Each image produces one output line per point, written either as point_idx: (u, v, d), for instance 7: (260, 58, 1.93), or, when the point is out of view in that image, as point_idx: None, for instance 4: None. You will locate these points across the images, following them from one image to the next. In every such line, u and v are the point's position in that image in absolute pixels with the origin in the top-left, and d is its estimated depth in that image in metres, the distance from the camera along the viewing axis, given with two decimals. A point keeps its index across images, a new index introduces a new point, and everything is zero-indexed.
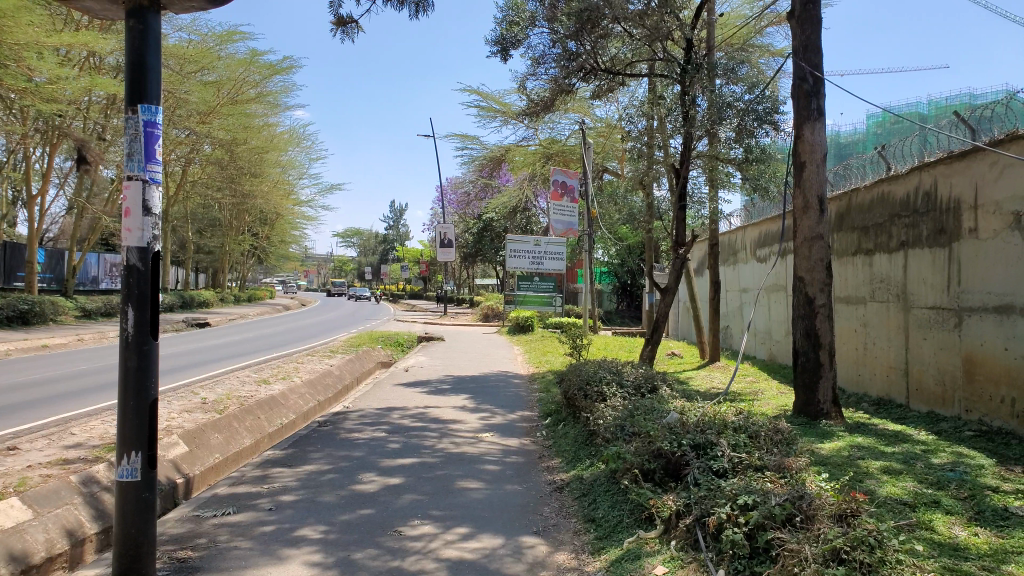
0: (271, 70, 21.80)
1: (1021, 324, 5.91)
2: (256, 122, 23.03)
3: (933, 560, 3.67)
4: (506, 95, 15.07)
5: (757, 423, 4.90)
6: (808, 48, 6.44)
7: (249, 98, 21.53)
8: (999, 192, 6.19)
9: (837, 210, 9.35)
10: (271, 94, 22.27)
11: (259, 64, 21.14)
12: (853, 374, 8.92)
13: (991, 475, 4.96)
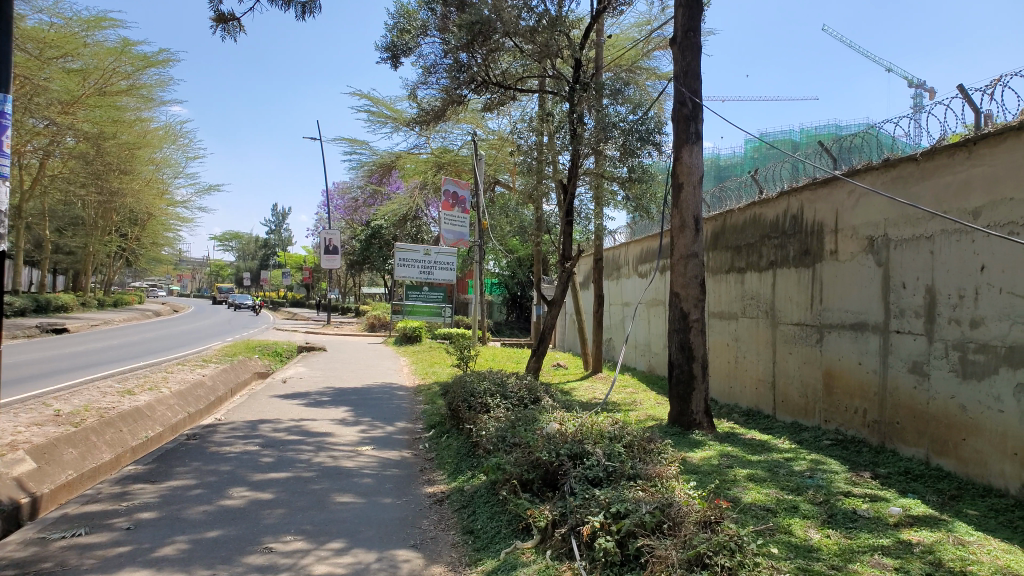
0: (145, 62, 20.92)
1: (873, 341, 6.38)
2: (125, 114, 21.97)
3: (789, 562, 3.90)
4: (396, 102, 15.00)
5: (631, 433, 5.05)
6: (687, 74, 6.71)
7: (119, 90, 20.43)
8: (856, 218, 6.67)
9: (713, 230, 9.82)
10: (144, 87, 21.27)
11: (130, 54, 20.43)
12: (724, 387, 9.35)
13: (843, 481, 5.31)
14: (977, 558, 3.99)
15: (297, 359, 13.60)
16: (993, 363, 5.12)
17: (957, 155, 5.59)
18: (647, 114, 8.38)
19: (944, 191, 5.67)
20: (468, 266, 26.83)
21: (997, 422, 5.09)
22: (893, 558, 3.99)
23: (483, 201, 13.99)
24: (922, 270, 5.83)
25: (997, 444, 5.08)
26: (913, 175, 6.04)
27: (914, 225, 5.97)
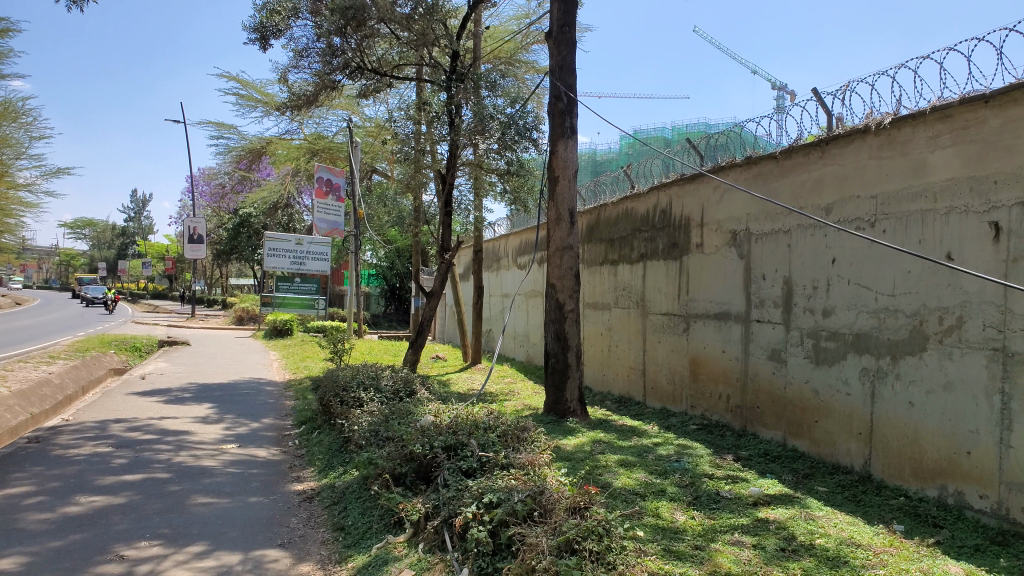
0: None
1: (736, 330, 6.72)
2: None
3: (655, 543, 4.05)
4: (267, 86, 14.44)
5: (506, 422, 5.11)
6: (563, 68, 6.80)
7: None
8: (720, 213, 7.00)
9: (588, 223, 10.06)
10: None
11: None
12: (598, 375, 9.61)
13: (708, 464, 5.56)
14: (825, 531, 4.29)
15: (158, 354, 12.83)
16: (841, 350, 5.52)
17: (811, 154, 5.99)
18: (524, 107, 8.52)
19: (799, 188, 6.06)
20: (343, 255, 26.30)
21: (845, 404, 5.48)
22: (751, 535, 4.23)
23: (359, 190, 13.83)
24: (780, 263, 6.19)
25: (845, 425, 5.48)
26: (772, 173, 6.41)
27: (772, 219, 6.32)
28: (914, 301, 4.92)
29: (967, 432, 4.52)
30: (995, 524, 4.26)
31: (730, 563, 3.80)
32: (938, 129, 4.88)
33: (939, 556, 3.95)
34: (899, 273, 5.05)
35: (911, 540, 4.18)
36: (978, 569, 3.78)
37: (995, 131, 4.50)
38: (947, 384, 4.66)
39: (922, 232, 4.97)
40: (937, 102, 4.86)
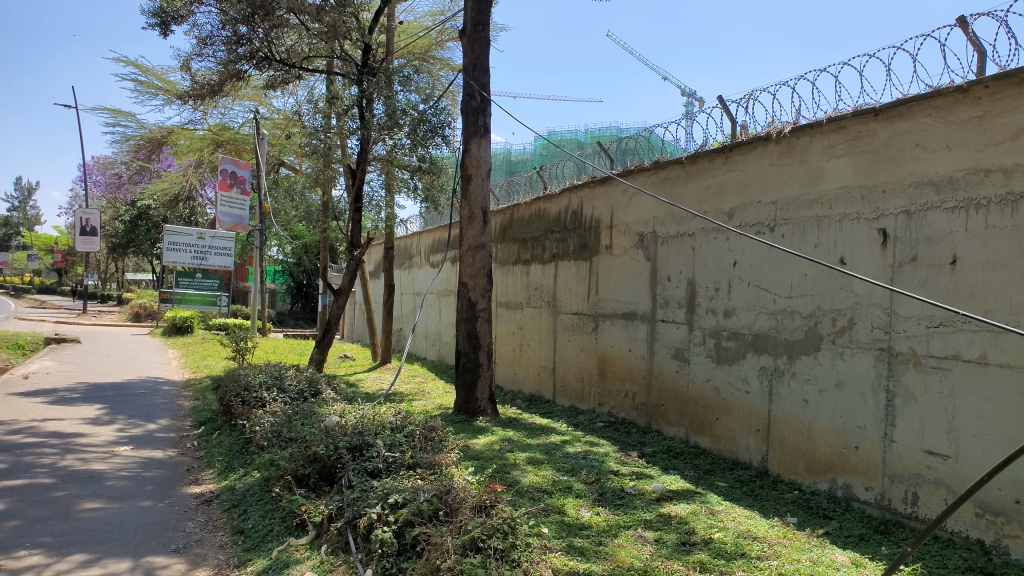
0: None
1: (642, 329, 6.89)
2: None
3: (559, 540, 4.11)
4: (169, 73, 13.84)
5: (413, 422, 5.10)
6: (477, 67, 6.80)
7: None
8: (629, 215, 7.15)
9: (501, 222, 10.11)
10: None
11: None
12: (509, 374, 9.67)
13: (613, 460, 5.68)
14: (724, 524, 4.45)
15: (45, 353, 12.10)
16: (741, 349, 5.73)
17: (715, 160, 6.19)
18: (437, 104, 8.64)
19: (704, 193, 6.26)
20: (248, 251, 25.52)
21: (744, 402, 5.70)
22: (653, 531, 4.34)
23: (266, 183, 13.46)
24: (684, 265, 6.37)
25: (744, 422, 5.69)
26: (679, 177, 6.60)
27: (678, 222, 6.50)
28: (810, 303, 5.16)
29: (856, 428, 4.78)
30: (879, 514, 4.52)
31: (631, 558, 3.89)
32: (833, 139, 5.13)
33: (828, 546, 4.16)
34: (796, 276, 5.28)
35: (802, 531, 4.38)
36: (863, 557, 4.00)
37: (884, 143, 4.78)
38: (838, 382, 4.91)
39: (817, 237, 5.22)
40: (833, 114, 5.11)
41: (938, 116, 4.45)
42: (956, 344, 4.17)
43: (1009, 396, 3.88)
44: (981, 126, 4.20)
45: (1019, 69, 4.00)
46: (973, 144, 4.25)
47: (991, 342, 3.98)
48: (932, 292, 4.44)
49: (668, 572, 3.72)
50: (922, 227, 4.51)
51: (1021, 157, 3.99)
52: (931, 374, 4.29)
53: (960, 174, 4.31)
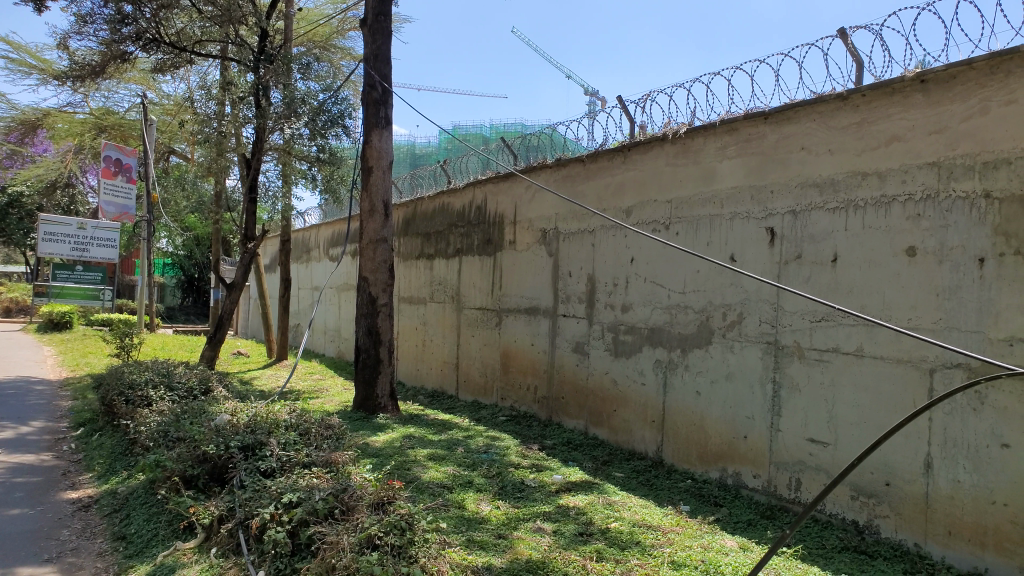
0: None
1: (543, 324, 6.98)
2: None
3: (459, 535, 4.10)
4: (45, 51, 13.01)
5: (309, 420, 5.03)
6: (378, 57, 6.68)
7: None
8: (532, 212, 7.23)
9: (403, 216, 10.01)
10: None
11: None
12: (411, 369, 9.60)
13: (514, 454, 5.74)
14: (620, 514, 4.56)
15: None
16: (638, 343, 5.89)
17: (615, 159, 6.33)
18: (338, 94, 8.47)
19: (604, 191, 6.40)
20: (132, 243, 24.23)
21: (640, 394, 5.86)
22: (552, 522, 4.40)
23: (152, 172, 12.85)
24: (585, 261, 6.49)
25: (641, 413, 5.85)
26: (580, 175, 6.72)
27: (579, 219, 6.61)
28: (702, 298, 5.35)
29: (744, 418, 4.99)
30: (765, 500, 4.75)
31: (530, 550, 3.93)
32: (726, 141, 5.33)
33: (718, 531, 4.34)
34: (689, 273, 5.46)
35: (694, 518, 4.54)
36: (750, 541, 4.19)
37: (772, 145, 5.01)
38: (728, 374, 5.12)
39: (709, 235, 5.43)
40: (725, 116, 5.31)
41: (821, 121, 4.70)
42: (836, 337, 4.43)
43: (882, 386, 4.15)
44: (860, 132, 4.47)
45: (892, 79, 4.27)
46: (852, 149, 4.51)
47: (867, 336, 4.25)
48: (814, 288, 4.69)
49: (565, 563, 3.78)
50: (807, 226, 4.75)
51: (894, 162, 4.28)
52: (814, 366, 4.54)
53: (840, 177, 4.58)
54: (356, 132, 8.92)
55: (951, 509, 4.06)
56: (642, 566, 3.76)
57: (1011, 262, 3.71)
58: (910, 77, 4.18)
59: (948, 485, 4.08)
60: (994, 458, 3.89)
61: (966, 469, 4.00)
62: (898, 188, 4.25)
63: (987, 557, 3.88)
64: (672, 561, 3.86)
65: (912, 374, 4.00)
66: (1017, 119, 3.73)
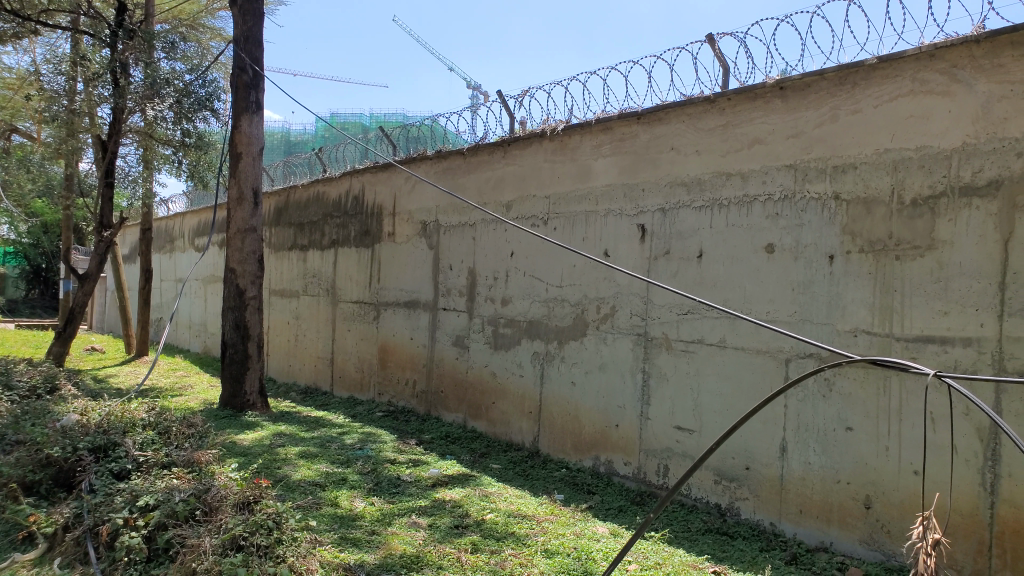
0: None
1: (423, 317, 6.93)
2: None
3: (331, 533, 4.01)
4: None
5: (169, 419, 4.82)
6: (248, 39, 6.41)
7: None
8: (411, 203, 7.16)
9: (275, 205, 9.66)
10: None
11: None
12: (283, 365, 9.28)
13: (390, 449, 5.66)
14: (496, 505, 4.60)
15: None
16: (516, 336, 5.95)
17: (494, 153, 6.36)
18: (206, 75, 8.12)
19: (483, 185, 6.42)
20: None
21: (518, 386, 5.93)
22: (427, 517, 4.38)
23: None
24: (464, 254, 6.49)
25: (518, 405, 5.92)
26: (460, 168, 6.71)
27: (459, 212, 6.61)
28: (577, 291, 5.47)
29: (616, 407, 5.14)
30: (636, 486, 4.92)
31: (404, 545, 3.89)
32: (601, 140, 5.48)
33: (590, 519, 4.45)
34: (565, 267, 5.56)
35: (567, 507, 4.64)
36: (620, 527, 4.33)
37: (644, 145, 5.18)
38: (601, 365, 5.26)
39: (585, 231, 5.55)
40: (600, 115, 5.44)
41: (689, 123, 4.91)
42: (700, 329, 4.64)
43: (743, 375, 4.40)
44: (724, 135, 4.70)
45: (754, 86, 4.51)
46: (718, 150, 4.74)
47: (730, 328, 4.48)
48: (681, 283, 4.89)
49: (440, 556, 3.77)
50: (675, 223, 4.95)
51: (755, 164, 4.53)
52: (681, 356, 4.74)
53: (706, 176, 4.79)
54: (224, 116, 8.59)
55: (802, 489, 4.35)
56: (515, 556, 3.81)
57: (856, 259, 4.02)
58: (770, 84, 4.43)
59: (800, 466, 4.37)
60: (840, 441, 4.19)
61: (816, 451, 4.30)
62: (758, 188, 4.50)
63: (833, 532, 4.18)
64: (545, 549, 3.93)
65: (770, 364, 4.26)
66: (862, 128, 4.03)
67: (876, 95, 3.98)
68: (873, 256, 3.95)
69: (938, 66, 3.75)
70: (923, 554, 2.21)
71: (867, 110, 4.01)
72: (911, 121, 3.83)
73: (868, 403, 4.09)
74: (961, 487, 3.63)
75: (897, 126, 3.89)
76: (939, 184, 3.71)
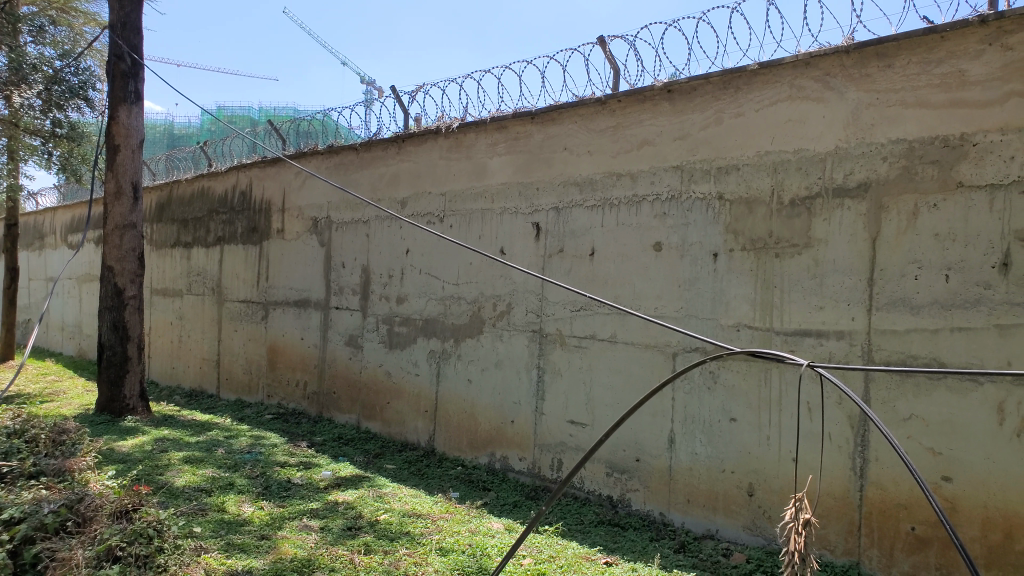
0: None
1: (313, 317, 6.79)
2: None
3: (216, 539, 3.86)
4: None
5: (38, 426, 4.56)
6: (126, 26, 6.09)
7: None
8: (301, 200, 7.01)
9: (158, 201, 9.24)
10: None
11: None
12: (166, 368, 8.89)
13: (281, 452, 5.52)
14: (390, 506, 4.55)
15: None
16: (412, 334, 5.91)
17: (388, 149, 6.30)
18: (78, 63, 7.85)
19: (378, 181, 6.35)
20: None
21: (413, 385, 5.89)
22: (319, 519, 4.28)
23: None
24: (358, 251, 6.40)
25: (413, 404, 5.88)
26: (352, 164, 6.62)
27: (351, 209, 6.51)
28: (473, 289, 5.48)
29: (512, 404, 5.19)
30: (530, 481, 4.98)
31: (294, 549, 3.79)
32: (495, 138, 5.51)
33: (485, 515, 4.47)
34: (461, 265, 5.56)
35: (463, 504, 4.64)
36: (515, 522, 4.37)
37: (538, 144, 5.24)
38: (497, 362, 5.29)
39: (481, 228, 5.57)
40: (495, 114, 5.46)
41: (581, 124, 5.00)
42: (592, 325, 4.73)
43: (633, 369, 4.52)
44: (615, 135, 4.81)
45: (643, 88, 4.62)
46: (609, 151, 4.84)
47: (620, 324, 4.59)
48: (574, 280, 4.98)
49: (332, 558, 3.70)
50: (568, 222, 5.03)
51: (644, 164, 4.65)
52: (574, 352, 4.82)
53: (598, 177, 4.89)
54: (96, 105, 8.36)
55: (689, 479, 4.51)
56: (410, 555, 3.78)
57: (738, 257, 4.19)
58: (658, 87, 4.54)
59: (688, 457, 4.52)
60: (724, 431, 4.36)
61: (701, 442, 4.46)
62: (647, 188, 4.63)
63: (718, 520, 4.35)
64: (441, 547, 3.91)
65: (658, 358, 4.39)
66: (744, 131, 4.20)
67: (757, 99, 4.16)
68: (755, 254, 4.12)
69: (813, 73, 3.95)
70: (793, 534, 2.27)
71: (749, 114, 4.19)
72: (790, 125, 4.03)
73: (750, 394, 4.27)
74: (833, 472, 3.84)
75: (776, 129, 4.07)
76: (815, 185, 3.90)
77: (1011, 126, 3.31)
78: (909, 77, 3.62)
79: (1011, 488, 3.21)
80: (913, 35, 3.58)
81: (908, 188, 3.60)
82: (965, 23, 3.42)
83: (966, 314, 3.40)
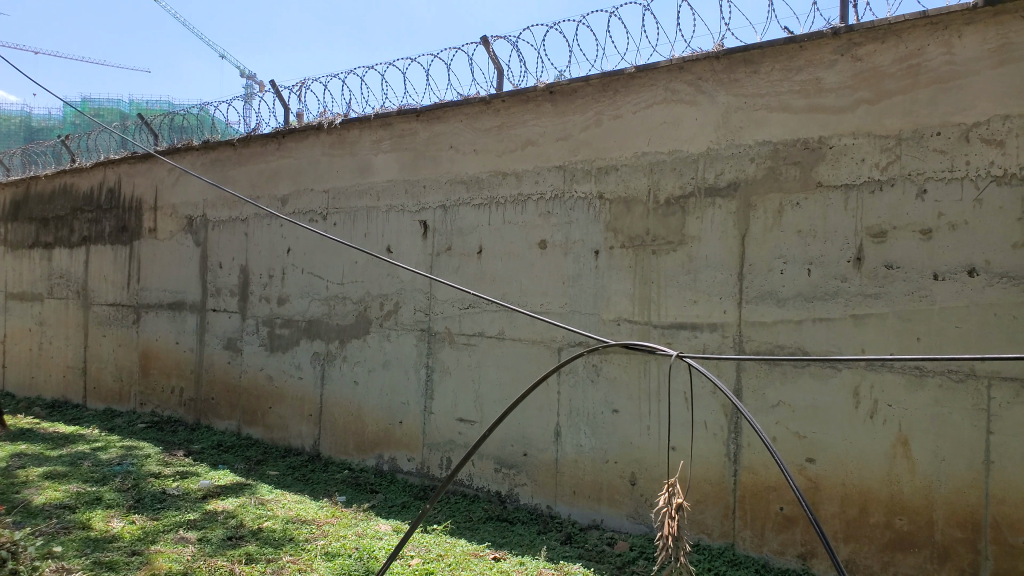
0: None
1: (189, 320, 6.50)
2: None
3: (81, 558, 3.64)
4: None
5: None
6: None
7: None
8: (175, 197, 6.72)
9: (14, 198, 8.60)
10: None
11: None
12: (25, 377, 8.28)
13: (155, 463, 5.26)
14: (273, 513, 4.43)
15: None
16: (295, 336, 5.76)
17: (268, 145, 6.13)
18: None
19: (257, 177, 6.15)
20: None
21: (297, 388, 5.74)
22: (196, 530, 4.11)
23: None
24: (236, 251, 6.18)
25: (297, 408, 5.74)
26: (230, 160, 6.39)
27: (230, 207, 6.29)
28: (359, 288, 5.40)
29: (400, 404, 5.15)
30: (419, 481, 4.96)
31: (169, 563, 3.62)
32: (380, 135, 5.45)
33: (372, 518, 4.41)
34: (347, 264, 5.47)
35: (349, 507, 4.57)
36: (402, 523, 4.34)
37: (424, 142, 5.22)
38: (384, 362, 5.24)
39: (367, 227, 5.50)
40: (378, 111, 5.40)
41: (465, 123, 5.02)
42: (481, 323, 4.76)
43: (518, 364, 4.59)
44: (500, 135, 4.86)
45: (525, 89, 4.68)
46: (493, 150, 4.89)
47: (507, 321, 4.65)
48: (463, 278, 4.99)
49: (210, 570, 3.56)
50: (455, 221, 5.04)
51: (528, 163, 4.72)
52: (463, 350, 4.84)
53: (484, 176, 4.93)
54: None
55: (575, 471, 4.62)
56: (294, 562, 3.69)
57: (618, 254, 4.32)
58: (541, 88, 4.62)
59: (573, 450, 4.62)
60: (608, 423, 4.49)
61: (586, 434, 4.57)
62: (531, 187, 4.70)
63: (603, 510, 4.48)
64: (326, 553, 3.84)
65: (544, 354, 4.47)
66: (622, 132, 4.34)
67: (634, 101, 4.31)
68: (633, 251, 4.26)
69: (685, 77, 4.13)
70: (667, 518, 2.34)
71: (627, 116, 4.33)
72: (664, 127, 4.19)
73: (631, 386, 4.41)
74: (708, 458, 4.02)
75: (652, 131, 4.23)
76: (689, 185, 4.08)
77: (862, 131, 3.57)
78: (773, 83, 3.84)
79: (866, 465, 3.47)
80: (775, 44, 3.80)
81: (773, 187, 3.82)
82: (819, 34, 3.66)
83: (825, 305, 3.64)
